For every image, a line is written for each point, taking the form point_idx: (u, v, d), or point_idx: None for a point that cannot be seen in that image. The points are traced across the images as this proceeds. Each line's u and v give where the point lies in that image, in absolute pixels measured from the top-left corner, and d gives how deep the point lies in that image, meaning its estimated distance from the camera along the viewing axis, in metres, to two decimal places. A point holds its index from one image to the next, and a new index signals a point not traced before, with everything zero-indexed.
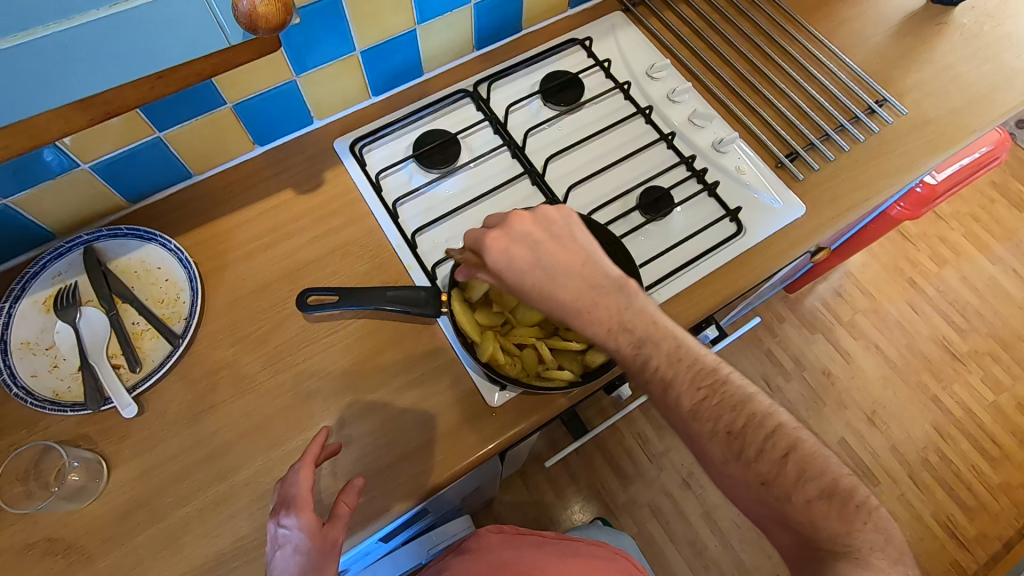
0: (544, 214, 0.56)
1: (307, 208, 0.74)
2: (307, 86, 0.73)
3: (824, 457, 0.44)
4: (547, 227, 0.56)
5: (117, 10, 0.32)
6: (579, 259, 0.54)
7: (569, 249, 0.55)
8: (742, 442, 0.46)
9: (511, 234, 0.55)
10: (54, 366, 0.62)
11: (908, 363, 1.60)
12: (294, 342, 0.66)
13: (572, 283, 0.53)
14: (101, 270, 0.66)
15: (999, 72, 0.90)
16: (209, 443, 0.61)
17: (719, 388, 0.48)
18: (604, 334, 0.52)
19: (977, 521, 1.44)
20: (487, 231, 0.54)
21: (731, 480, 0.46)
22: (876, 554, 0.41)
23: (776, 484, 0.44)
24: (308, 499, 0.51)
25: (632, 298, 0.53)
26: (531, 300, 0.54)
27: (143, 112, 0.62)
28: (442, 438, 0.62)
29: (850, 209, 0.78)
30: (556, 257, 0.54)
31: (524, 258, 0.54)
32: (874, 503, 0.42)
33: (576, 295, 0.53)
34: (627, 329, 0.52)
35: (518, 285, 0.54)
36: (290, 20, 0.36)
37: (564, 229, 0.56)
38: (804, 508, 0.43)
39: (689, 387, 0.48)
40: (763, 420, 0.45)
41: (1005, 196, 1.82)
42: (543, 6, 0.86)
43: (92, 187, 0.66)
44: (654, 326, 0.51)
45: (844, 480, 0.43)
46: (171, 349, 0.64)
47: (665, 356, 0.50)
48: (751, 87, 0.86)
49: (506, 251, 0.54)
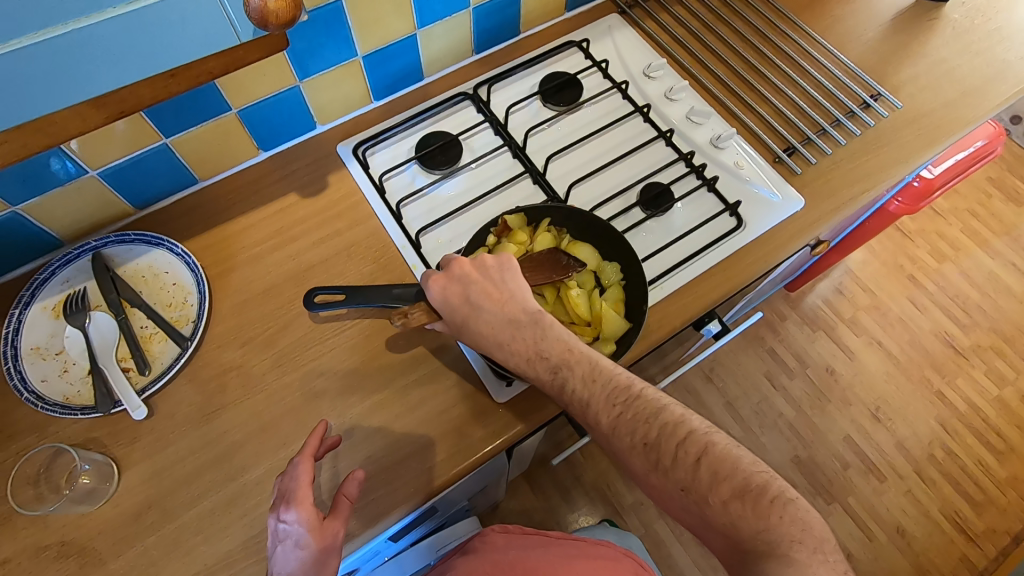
0: (481, 260, 0.59)
1: (311, 211, 0.75)
2: (310, 91, 0.74)
3: (734, 458, 0.46)
4: (483, 269, 0.58)
5: (133, 8, 0.34)
6: (503, 298, 0.57)
7: (500, 291, 0.57)
8: (658, 452, 0.49)
9: (448, 275, 0.58)
10: (65, 370, 0.63)
11: (911, 359, 1.60)
12: (301, 343, 0.67)
13: (493, 319, 0.56)
14: (110, 275, 0.66)
15: (991, 64, 0.91)
16: (219, 444, 0.62)
17: (633, 403, 0.51)
18: (525, 363, 0.56)
19: (985, 516, 1.43)
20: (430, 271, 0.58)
21: (657, 490, 0.49)
22: (796, 546, 0.42)
23: (694, 490, 0.46)
24: (307, 493, 0.51)
25: (548, 331, 0.56)
26: (460, 333, 0.58)
27: (150, 118, 0.63)
28: (449, 435, 0.63)
29: (848, 201, 0.79)
30: (484, 297, 0.57)
31: (456, 298, 0.57)
32: (789, 496, 0.44)
33: (496, 330, 0.56)
34: (543, 357, 0.55)
35: (449, 319, 0.58)
36: (300, 15, 0.38)
37: (499, 272, 0.58)
38: (722, 509, 0.45)
39: (605, 405, 0.52)
40: (674, 429, 0.48)
41: (1001, 191, 1.83)
42: (540, 9, 0.88)
43: (100, 194, 0.67)
44: (569, 351, 0.55)
45: (757, 477, 0.45)
46: (180, 352, 0.64)
47: (581, 379, 0.53)
48: (747, 84, 0.88)
49: (443, 291, 0.57)
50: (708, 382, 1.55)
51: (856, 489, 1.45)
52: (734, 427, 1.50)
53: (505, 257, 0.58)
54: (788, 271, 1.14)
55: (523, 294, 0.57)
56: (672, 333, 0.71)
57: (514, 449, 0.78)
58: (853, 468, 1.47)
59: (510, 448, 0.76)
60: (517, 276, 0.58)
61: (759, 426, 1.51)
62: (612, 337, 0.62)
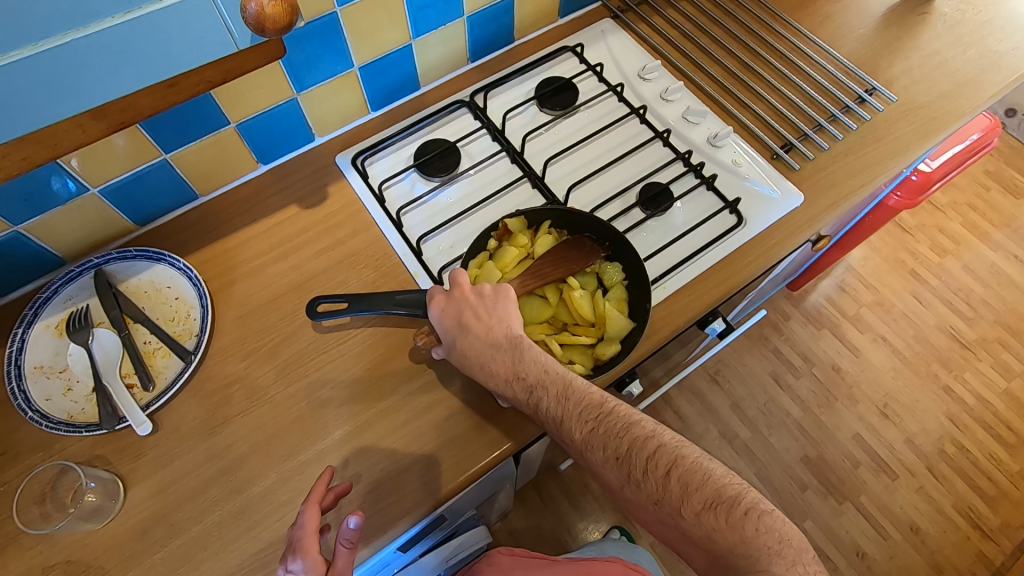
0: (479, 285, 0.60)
1: (311, 222, 0.75)
2: (308, 103, 0.75)
3: (705, 470, 0.47)
4: (479, 295, 0.59)
5: (132, 16, 0.34)
6: (490, 323, 0.58)
7: (490, 315, 0.58)
8: (630, 464, 0.50)
9: (449, 297, 0.59)
10: (68, 388, 0.62)
11: (918, 354, 1.59)
12: (305, 353, 0.67)
13: (477, 341, 0.57)
14: (112, 292, 0.66)
15: (984, 56, 0.92)
16: (225, 457, 0.61)
17: (604, 419, 0.52)
18: (503, 384, 0.57)
19: (1000, 510, 1.42)
20: (434, 290, 0.60)
21: (633, 503, 0.50)
22: (773, 558, 0.43)
23: (667, 503, 0.47)
24: (313, 541, 0.50)
25: (527, 354, 0.56)
26: (447, 353, 0.59)
27: (149, 133, 0.63)
28: (456, 441, 0.62)
29: (848, 195, 0.79)
30: (474, 320, 0.58)
31: (450, 319, 0.58)
32: (762, 507, 0.45)
33: (477, 351, 0.57)
34: (521, 377, 0.56)
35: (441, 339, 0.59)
36: (296, 20, 0.38)
37: (493, 300, 0.59)
38: (695, 521, 0.46)
39: (577, 421, 0.53)
40: (644, 443, 0.49)
41: (1000, 184, 1.84)
42: (533, 16, 0.89)
43: (101, 211, 0.67)
44: (545, 372, 0.55)
45: (728, 489, 0.46)
46: (184, 366, 0.64)
47: (554, 397, 0.54)
48: (741, 83, 0.88)
49: (440, 312, 0.59)
50: (714, 383, 1.54)
51: (869, 488, 1.43)
52: (742, 428, 1.49)
53: (503, 287, 0.60)
54: (790, 268, 1.14)
55: (510, 320, 0.58)
56: (677, 332, 0.71)
57: (522, 454, 0.77)
58: (864, 466, 1.45)
59: (519, 453, 0.75)
60: (509, 305, 0.59)
61: (767, 427, 1.50)
62: (616, 337, 0.61)
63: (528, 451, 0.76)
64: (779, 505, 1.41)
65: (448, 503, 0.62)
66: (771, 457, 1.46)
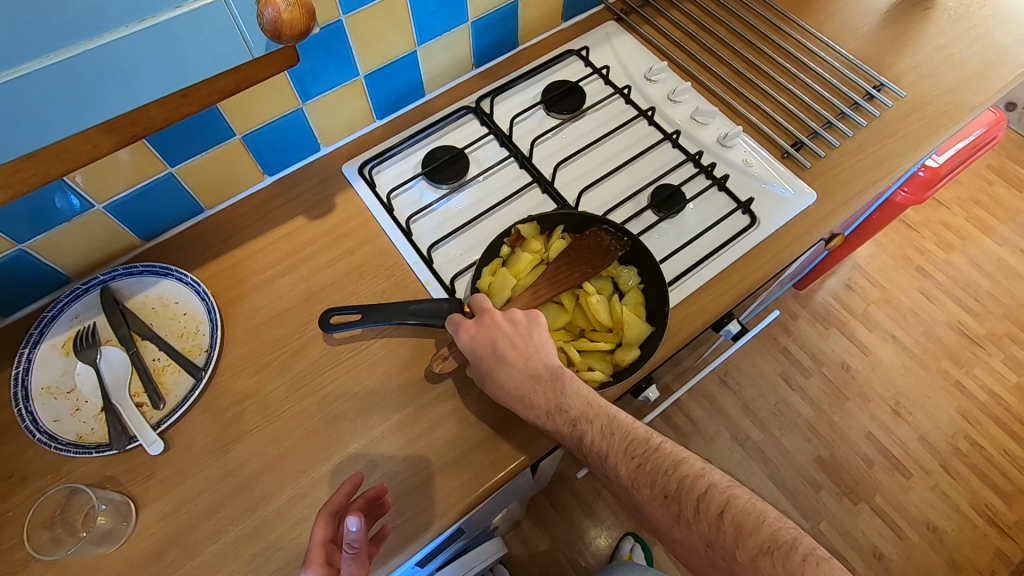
0: (511, 312, 0.59)
1: (319, 232, 0.74)
2: (313, 113, 0.74)
3: (759, 511, 0.45)
4: (511, 321, 0.58)
5: (146, 25, 0.33)
6: (527, 351, 0.57)
7: (524, 344, 0.57)
8: (679, 504, 0.48)
9: (480, 323, 0.58)
10: (76, 409, 0.61)
11: (927, 350, 1.58)
12: (317, 366, 0.66)
13: (514, 370, 0.56)
14: (119, 308, 0.65)
15: (991, 49, 0.91)
16: (238, 474, 0.60)
17: (651, 455, 0.51)
18: (543, 417, 0.55)
19: (1016, 507, 1.40)
20: (461, 317, 0.58)
21: (681, 546, 0.48)
22: None
23: (720, 545, 0.46)
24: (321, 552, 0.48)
25: (568, 385, 0.56)
26: (479, 380, 0.57)
27: (154, 147, 0.62)
28: (473, 453, 0.61)
29: (861, 192, 0.78)
30: (509, 348, 0.56)
31: (483, 346, 0.57)
32: (821, 553, 0.42)
33: (516, 382, 0.56)
34: (563, 409, 0.55)
35: (474, 368, 0.58)
36: (313, 25, 0.37)
37: (527, 327, 0.58)
38: (750, 566, 0.44)
39: (622, 456, 0.52)
40: (694, 481, 0.48)
41: (1003, 178, 1.84)
42: (537, 21, 0.88)
43: (106, 227, 0.66)
44: (589, 405, 0.55)
45: (785, 533, 0.44)
46: (194, 383, 0.63)
47: (598, 431, 0.53)
48: (748, 82, 0.88)
49: (472, 339, 0.57)
50: (723, 386, 1.52)
51: (883, 487, 1.41)
52: (753, 430, 1.47)
53: (535, 313, 0.59)
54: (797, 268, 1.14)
55: (547, 350, 0.57)
56: (694, 334, 0.70)
57: (537, 465, 0.76)
58: (878, 466, 1.44)
59: (535, 463, 0.74)
60: (543, 333, 0.58)
61: (778, 428, 1.48)
62: (635, 342, 0.60)
63: (544, 461, 0.75)
64: (793, 507, 1.39)
65: (468, 515, 0.61)
66: (783, 458, 1.44)
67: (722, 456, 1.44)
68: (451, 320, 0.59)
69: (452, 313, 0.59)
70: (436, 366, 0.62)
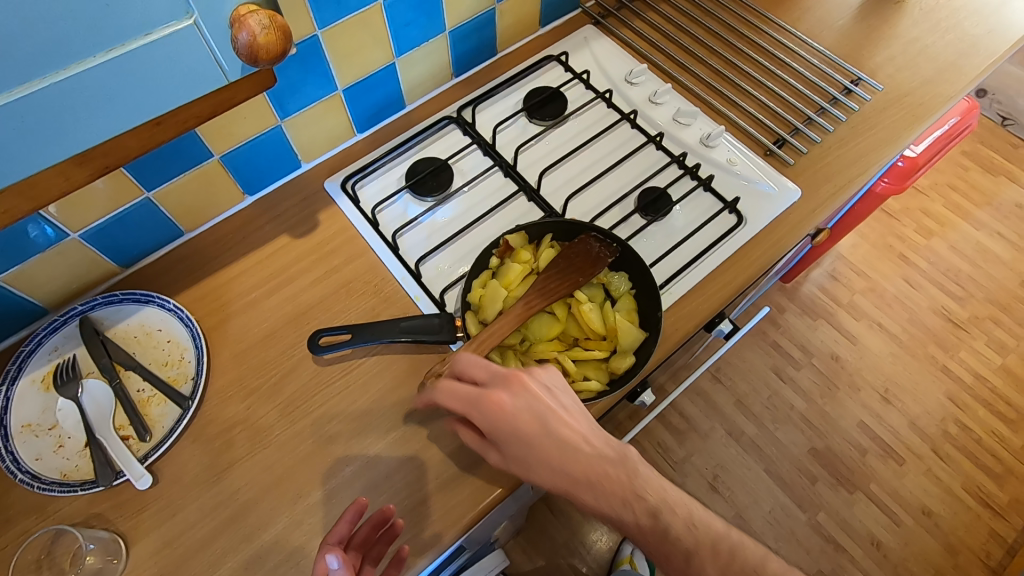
0: (542, 378, 0.51)
1: (304, 251, 0.73)
2: (293, 130, 0.73)
3: None
4: (546, 388, 0.51)
5: (116, 55, 0.32)
6: (578, 424, 0.49)
7: (570, 417, 0.49)
8: None
9: (517, 395, 0.49)
10: (59, 445, 0.59)
11: (913, 337, 1.60)
12: (307, 388, 0.64)
13: (571, 449, 0.48)
14: (99, 339, 0.63)
15: (963, 39, 0.92)
16: (231, 503, 0.58)
17: (740, 552, 0.45)
18: (618, 508, 0.46)
19: (1007, 487, 1.41)
20: (495, 389, 0.49)
21: None
22: None
23: None
24: None
25: (636, 466, 0.48)
26: (528, 467, 0.48)
27: (130, 173, 0.61)
28: (470, 469, 0.60)
29: (844, 186, 0.79)
30: (559, 422, 0.49)
31: (530, 423, 0.48)
32: None
33: (577, 467, 0.47)
34: (641, 496, 0.46)
35: (513, 457, 0.48)
36: (288, 49, 0.37)
37: (563, 395, 0.51)
38: None
39: (712, 552, 0.45)
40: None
41: (977, 164, 1.88)
42: (514, 28, 0.88)
43: (83, 256, 0.64)
44: (665, 491, 0.47)
45: None
46: (181, 413, 0.61)
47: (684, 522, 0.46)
48: (727, 81, 0.88)
49: (513, 416, 0.48)
50: (716, 382, 1.53)
51: (877, 475, 1.42)
52: (747, 424, 1.47)
53: (552, 370, 0.53)
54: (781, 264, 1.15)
55: (598, 427, 0.50)
56: (687, 337, 0.69)
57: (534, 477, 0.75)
58: (871, 454, 1.44)
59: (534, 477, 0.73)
60: (575, 397, 0.52)
61: (772, 422, 1.48)
62: (630, 349, 0.59)
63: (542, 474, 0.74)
64: (790, 499, 1.39)
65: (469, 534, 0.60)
66: (778, 451, 1.44)
67: (719, 452, 1.44)
68: (483, 396, 0.49)
69: (473, 386, 0.50)
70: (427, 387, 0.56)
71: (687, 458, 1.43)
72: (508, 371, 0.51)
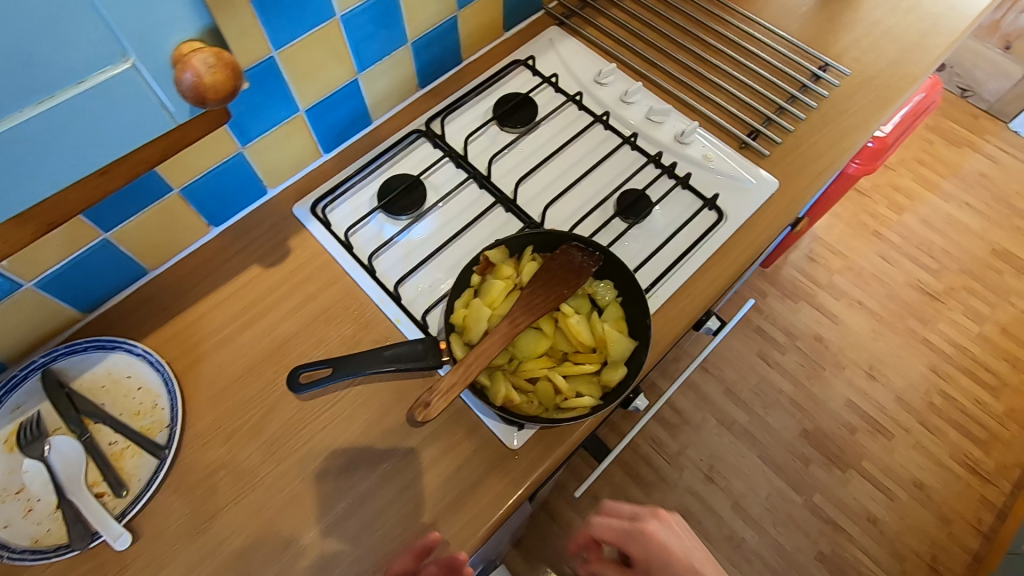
0: (677, 522, 0.58)
1: (277, 280, 0.70)
2: (256, 155, 0.70)
3: None
4: (681, 529, 0.58)
5: (44, 107, 0.30)
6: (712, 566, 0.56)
7: (707, 563, 0.56)
8: None
9: (667, 529, 0.56)
10: (28, 510, 0.55)
11: (892, 312, 1.63)
12: (290, 425, 0.61)
13: None
14: (64, 392, 0.60)
15: (924, 19, 0.93)
16: (219, 554, 0.56)
17: None
18: None
19: (993, 453, 1.44)
20: (651, 520, 0.56)
21: None
22: None
23: None
24: None
25: None
26: None
27: (86, 216, 0.58)
28: (466, 495, 0.58)
29: (821, 174, 0.79)
30: (701, 562, 0.55)
31: (682, 556, 0.54)
32: None
33: None
34: None
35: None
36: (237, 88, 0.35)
37: (693, 538, 0.58)
38: None
39: None
40: None
41: (942, 137, 1.94)
42: (477, 34, 0.86)
43: (40, 306, 0.61)
44: None
45: None
46: (158, 463, 0.59)
47: None
48: (697, 75, 0.87)
49: (667, 546, 0.54)
50: (705, 372, 1.53)
51: (868, 452, 1.43)
52: (738, 412, 1.47)
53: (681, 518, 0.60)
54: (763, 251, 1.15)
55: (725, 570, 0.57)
56: (676, 340, 0.68)
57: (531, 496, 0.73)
58: (861, 431, 1.45)
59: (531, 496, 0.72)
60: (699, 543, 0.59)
61: (762, 407, 1.48)
62: (621, 359, 0.57)
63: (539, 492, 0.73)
64: (785, 483, 1.39)
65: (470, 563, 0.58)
66: (770, 436, 1.44)
67: (712, 442, 1.43)
68: (644, 526, 0.55)
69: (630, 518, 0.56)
70: (416, 418, 0.53)
71: (682, 451, 1.42)
72: (653, 509, 0.58)
